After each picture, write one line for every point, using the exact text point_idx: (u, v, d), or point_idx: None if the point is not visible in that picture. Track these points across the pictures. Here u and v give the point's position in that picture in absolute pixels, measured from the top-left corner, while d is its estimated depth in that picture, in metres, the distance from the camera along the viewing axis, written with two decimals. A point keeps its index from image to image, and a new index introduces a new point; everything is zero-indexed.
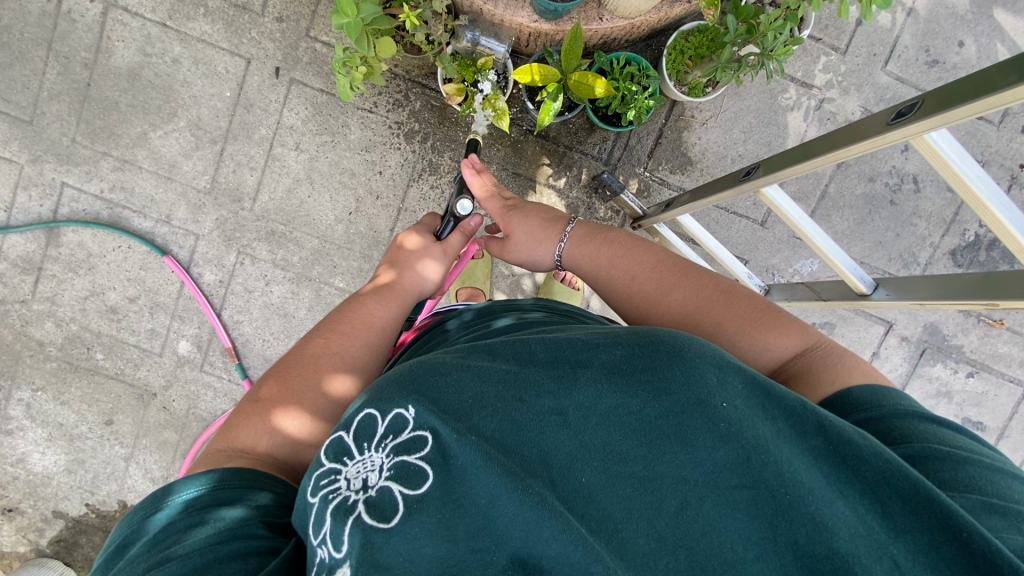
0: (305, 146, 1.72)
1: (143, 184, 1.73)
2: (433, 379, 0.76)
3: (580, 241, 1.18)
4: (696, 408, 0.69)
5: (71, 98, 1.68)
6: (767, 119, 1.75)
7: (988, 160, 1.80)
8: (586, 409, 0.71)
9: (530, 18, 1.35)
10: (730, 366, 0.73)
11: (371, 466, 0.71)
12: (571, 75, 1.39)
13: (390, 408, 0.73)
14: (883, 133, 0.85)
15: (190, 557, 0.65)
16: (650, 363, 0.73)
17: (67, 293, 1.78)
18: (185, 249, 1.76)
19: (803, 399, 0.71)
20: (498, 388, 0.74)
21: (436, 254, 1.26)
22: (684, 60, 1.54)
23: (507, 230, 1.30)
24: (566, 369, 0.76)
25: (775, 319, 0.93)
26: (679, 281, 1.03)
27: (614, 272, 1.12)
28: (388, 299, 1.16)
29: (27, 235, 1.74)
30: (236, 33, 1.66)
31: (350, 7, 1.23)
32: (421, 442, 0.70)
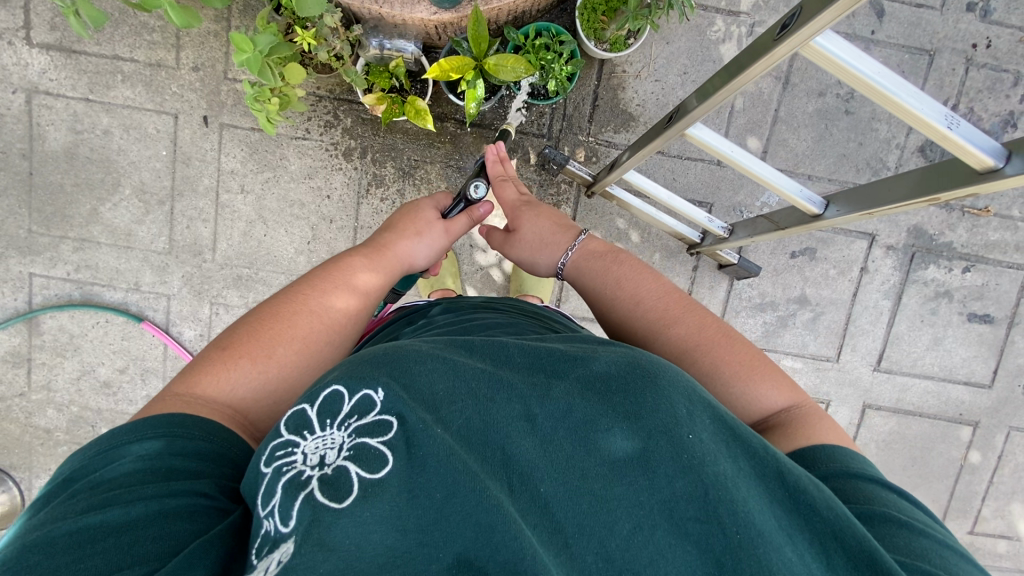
0: (250, 187, 1.73)
1: (106, 258, 1.76)
2: (410, 364, 0.75)
3: (591, 253, 1.19)
4: (664, 436, 0.68)
5: (19, 191, 1.71)
6: (700, 57, 1.70)
7: (939, 48, 1.73)
8: (556, 420, 0.70)
9: (428, 12, 1.31)
10: (704, 404, 0.73)
11: (330, 443, 0.71)
12: (481, 59, 1.37)
13: (359, 388, 0.73)
14: (772, 49, 0.83)
15: (138, 505, 0.68)
16: (626, 385, 0.73)
17: (61, 378, 1.82)
18: (160, 311, 1.79)
19: (765, 443, 0.72)
20: (472, 384, 0.73)
21: (436, 231, 1.26)
22: (598, 17, 1.50)
23: (516, 224, 1.29)
24: (540, 379, 0.75)
25: (770, 372, 0.95)
26: (682, 316, 1.03)
27: (620, 291, 1.11)
28: (376, 266, 1.15)
29: (10, 331, 1.79)
30: (158, 92, 1.67)
31: (245, 42, 1.22)
32: (385, 426, 0.70)
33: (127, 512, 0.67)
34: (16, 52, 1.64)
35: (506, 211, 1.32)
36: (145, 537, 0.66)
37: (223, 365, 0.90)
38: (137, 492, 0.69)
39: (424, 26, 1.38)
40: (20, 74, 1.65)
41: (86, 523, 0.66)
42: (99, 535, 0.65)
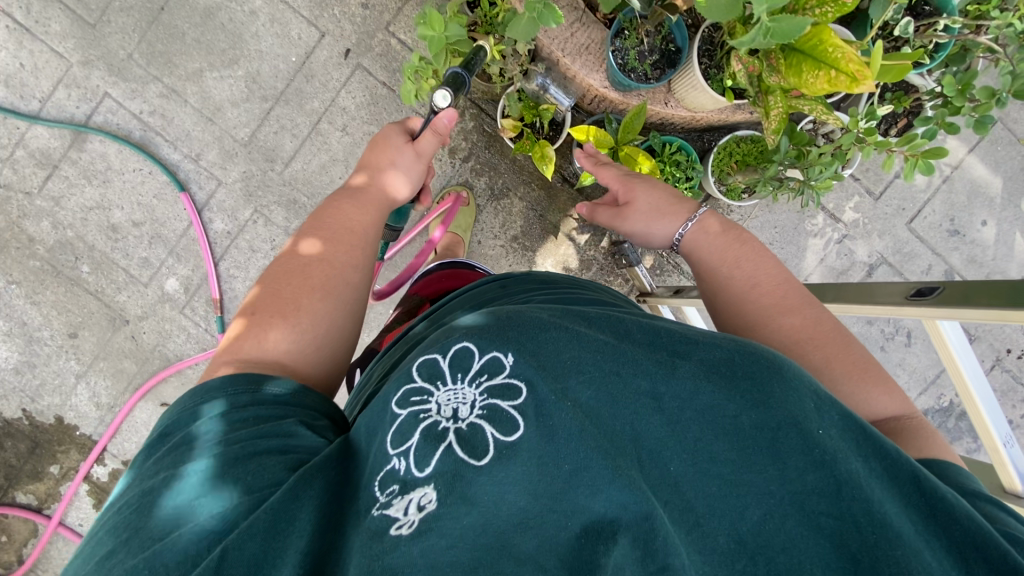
0: (352, 130, 1.73)
1: (183, 118, 1.73)
2: (537, 331, 0.71)
3: (714, 229, 1.08)
4: (792, 428, 0.62)
5: (141, 16, 1.68)
6: (789, 237, 1.81)
7: (979, 336, 1.87)
8: (682, 400, 0.65)
9: (601, 83, 1.40)
10: (828, 402, 0.66)
11: (462, 398, 0.68)
12: (624, 146, 1.43)
13: (488, 349, 0.70)
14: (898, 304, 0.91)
15: (227, 443, 0.67)
16: (751, 371, 0.67)
17: (74, 199, 1.76)
18: (204, 191, 1.76)
19: (897, 448, 0.64)
20: (597, 355, 0.68)
21: (408, 155, 1.17)
22: (730, 162, 1.60)
23: (628, 196, 1.20)
24: (662, 355, 0.69)
25: (880, 378, 0.86)
26: (802, 307, 0.94)
27: (734, 275, 1.02)
28: (364, 203, 1.10)
29: (52, 132, 1.73)
30: (320, 6, 1.68)
31: (438, 23, 1.26)
32: (514, 390, 0.66)
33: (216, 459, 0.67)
34: None
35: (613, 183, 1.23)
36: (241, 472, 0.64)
37: (259, 329, 0.88)
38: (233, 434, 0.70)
39: (588, 89, 1.46)
40: None
41: (190, 467, 0.66)
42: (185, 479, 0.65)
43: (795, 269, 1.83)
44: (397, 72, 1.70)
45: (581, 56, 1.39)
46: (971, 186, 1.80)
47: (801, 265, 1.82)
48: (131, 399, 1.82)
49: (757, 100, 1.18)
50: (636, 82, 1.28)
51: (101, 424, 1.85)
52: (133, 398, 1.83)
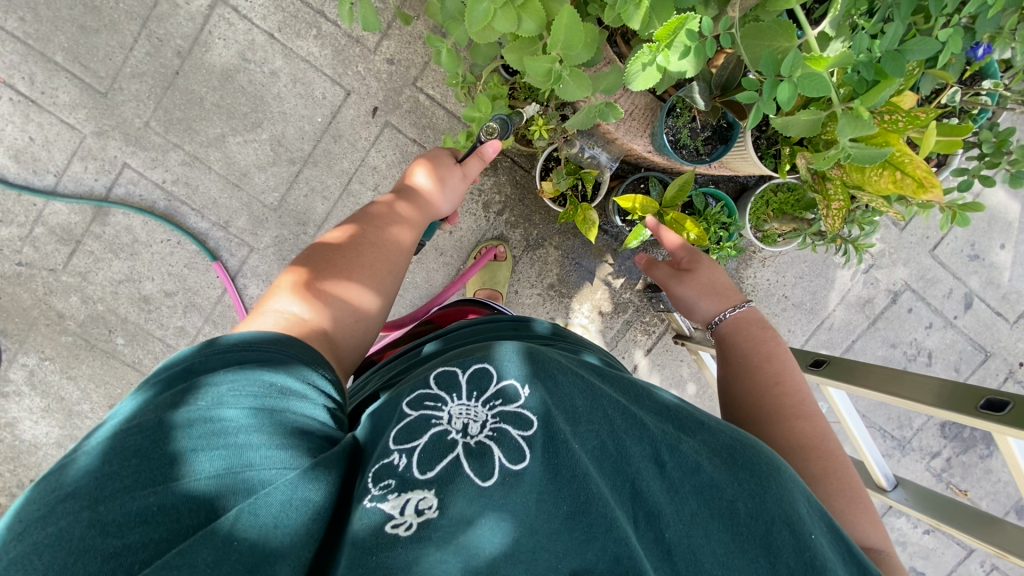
0: (384, 188, 1.70)
1: (209, 185, 1.68)
2: (553, 369, 0.71)
3: (755, 323, 1.10)
4: (787, 526, 0.65)
5: (155, 81, 1.62)
6: (818, 270, 1.87)
7: (996, 352, 1.95)
8: (685, 471, 0.67)
9: (645, 149, 1.32)
10: (817, 510, 0.70)
11: (474, 415, 0.67)
12: (669, 211, 1.41)
13: (509, 374, 0.70)
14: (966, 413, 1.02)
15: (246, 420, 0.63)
16: (752, 462, 0.69)
17: (101, 273, 1.71)
18: (236, 258, 1.73)
19: (874, 569, 0.68)
20: (610, 410, 0.69)
21: (456, 176, 1.24)
22: (767, 209, 1.60)
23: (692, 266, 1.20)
24: (669, 427, 0.71)
25: (866, 508, 0.86)
26: (813, 416, 0.94)
27: (763, 367, 1.01)
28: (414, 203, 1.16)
29: (73, 206, 1.67)
30: (343, 63, 1.62)
31: (485, 105, 1.21)
32: (526, 424, 0.65)
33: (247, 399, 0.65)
34: None
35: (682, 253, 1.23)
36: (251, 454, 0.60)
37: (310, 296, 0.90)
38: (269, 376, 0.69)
39: (630, 151, 1.41)
40: None
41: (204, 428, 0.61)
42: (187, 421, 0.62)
43: (823, 301, 1.89)
44: (428, 129, 1.66)
45: (625, 122, 1.29)
46: (990, 212, 1.86)
47: (829, 297, 1.88)
48: None
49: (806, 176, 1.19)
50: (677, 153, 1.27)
51: None
52: None
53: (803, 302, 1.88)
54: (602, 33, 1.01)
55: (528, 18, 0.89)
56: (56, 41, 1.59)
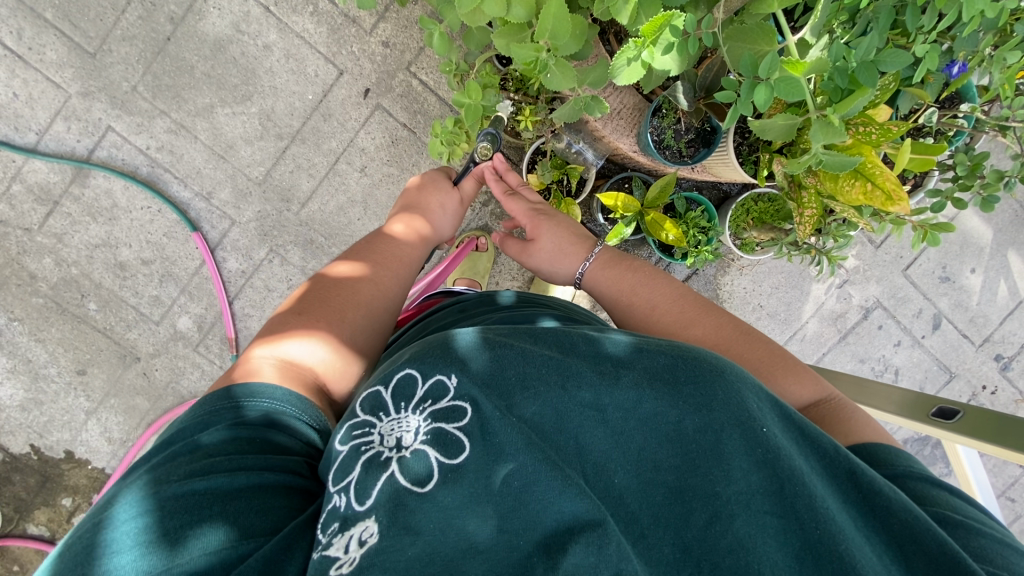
0: (370, 171, 1.70)
1: (194, 155, 1.67)
2: (480, 349, 0.72)
3: (605, 263, 1.12)
4: (735, 430, 0.64)
5: (146, 46, 1.60)
6: (794, 282, 1.90)
7: (959, 373, 2.00)
8: (626, 410, 0.67)
9: (631, 147, 1.34)
10: (768, 400, 0.68)
11: (406, 427, 0.69)
12: (650, 210, 1.43)
13: (432, 372, 0.71)
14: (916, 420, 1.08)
15: (235, 477, 0.66)
16: (694, 376, 0.68)
17: (78, 236, 1.69)
18: (217, 230, 1.71)
19: (836, 444, 0.67)
20: (541, 369, 0.69)
21: (453, 199, 1.30)
22: (746, 218, 1.62)
23: (534, 234, 1.21)
24: (607, 365, 0.70)
25: (790, 366, 0.88)
26: (700, 316, 0.97)
27: (637, 299, 1.05)
28: (416, 238, 1.19)
29: (53, 166, 1.65)
30: (338, 43, 1.62)
31: (475, 92, 1.19)
32: (459, 412, 0.68)
33: (189, 482, 0.65)
34: None
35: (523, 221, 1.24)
36: (244, 509, 0.64)
37: (304, 330, 0.90)
38: (187, 470, 0.66)
39: (616, 150, 1.42)
40: None
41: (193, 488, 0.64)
42: (106, 554, 0.60)
43: (797, 312, 1.92)
44: (418, 114, 1.67)
45: (613, 120, 1.30)
46: (962, 237, 1.91)
47: (803, 309, 1.92)
48: (145, 433, 1.76)
49: (783, 181, 1.21)
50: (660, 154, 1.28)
51: (113, 458, 1.78)
52: (147, 433, 1.76)
53: (777, 312, 1.92)
54: (591, 27, 1.03)
55: (518, 4, 0.89)
56: None
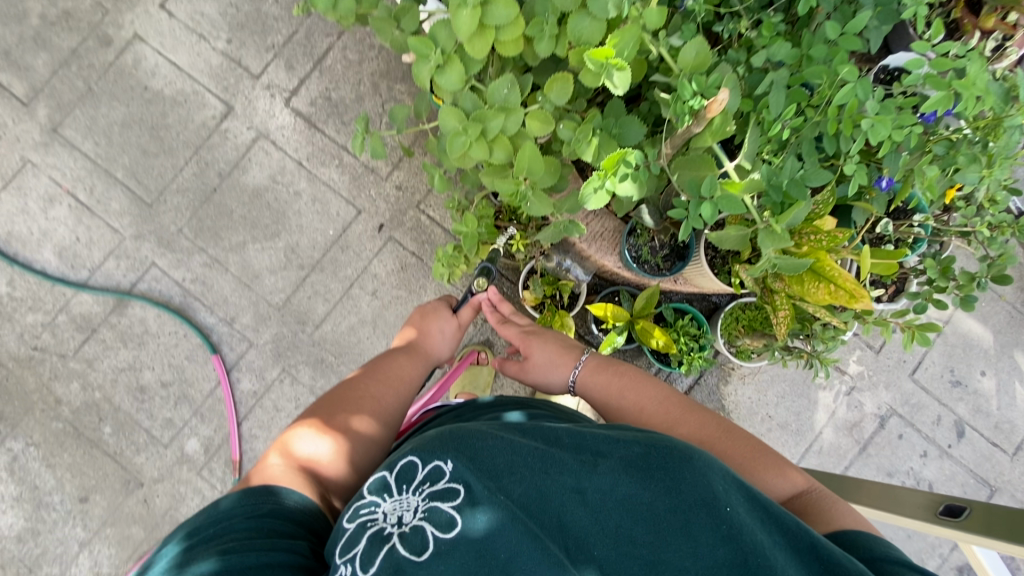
0: (381, 294, 1.85)
1: (223, 285, 1.85)
2: (472, 440, 0.74)
3: (593, 368, 1.16)
4: (704, 510, 0.66)
5: (195, 196, 1.88)
6: (799, 390, 1.88)
7: (1000, 487, 1.86)
8: (604, 494, 0.68)
9: (615, 264, 1.46)
10: (734, 479, 0.70)
11: (406, 505, 0.69)
12: (639, 319, 1.51)
13: (431, 458, 0.73)
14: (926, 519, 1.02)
15: (247, 555, 0.66)
16: (665, 463, 0.70)
17: (107, 361, 1.82)
18: (235, 352, 1.83)
19: (799, 519, 0.69)
20: (525, 458, 0.71)
21: (451, 323, 1.35)
22: (737, 325, 1.68)
23: (527, 352, 1.28)
24: (586, 453, 0.72)
25: (772, 459, 0.88)
26: (683, 416, 0.98)
27: (622, 404, 1.07)
28: (416, 358, 1.22)
29: (98, 298, 1.84)
30: (358, 187, 1.88)
31: (472, 222, 1.33)
32: (455, 493, 0.68)
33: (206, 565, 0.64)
34: (272, 104, 1.89)
35: (515, 341, 1.32)
36: None
37: (309, 434, 0.94)
38: (206, 553, 0.66)
39: (603, 266, 1.54)
40: (262, 119, 1.89)
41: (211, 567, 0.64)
42: None
43: (809, 422, 1.87)
44: (426, 243, 1.86)
45: (598, 241, 1.46)
46: (964, 339, 1.91)
47: (814, 418, 1.87)
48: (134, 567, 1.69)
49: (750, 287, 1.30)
50: (641, 269, 1.41)
51: None
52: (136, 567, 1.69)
53: (788, 422, 1.87)
54: (565, 165, 1.20)
55: (499, 148, 1.05)
56: (120, 162, 1.88)
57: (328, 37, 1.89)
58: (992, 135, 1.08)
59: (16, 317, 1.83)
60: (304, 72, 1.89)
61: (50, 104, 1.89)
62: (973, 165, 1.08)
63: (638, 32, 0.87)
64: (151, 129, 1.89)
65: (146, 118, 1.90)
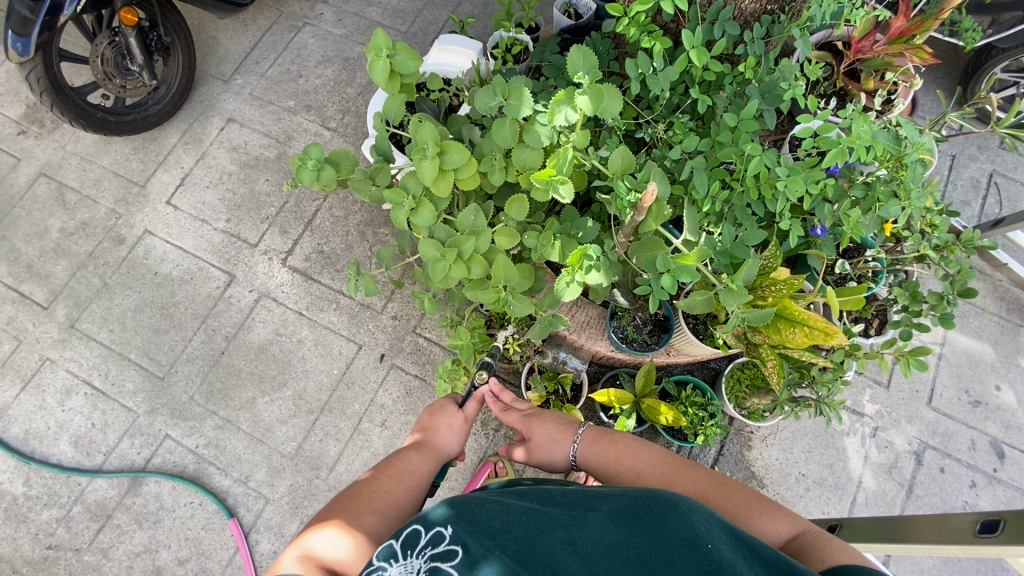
0: (390, 423, 1.87)
1: (235, 444, 1.88)
2: (471, 505, 0.80)
3: (592, 439, 1.20)
4: (687, 547, 0.70)
5: (204, 361, 1.98)
6: (825, 441, 1.84)
7: None
8: (593, 541, 0.73)
9: (607, 347, 1.54)
10: (717, 523, 0.75)
11: (410, 569, 0.73)
12: (644, 397, 1.54)
13: (434, 524, 0.77)
14: (972, 544, 0.97)
15: None
16: (650, 510, 0.76)
17: (122, 546, 1.77)
18: (252, 512, 1.80)
19: (780, 555, 0.72)
20: (522, 517, 0.77)
21: (458, 419, 1.34)
22: (741, 386, 1.69)
23: (528, 434, 1.31)
24: (577, 510, 0.79)
25: (764, 504, 0.91)
26: (678, 475, 1.03)
27: (623, 471, 1.11)
28: (427, 454, 1.21)
29: (111, 481, 1.84)
30: (356, 324, 1.99)
31: (466, 334, 1.41)
32: (453, 554, 0.73)
33: None
34: (270, 266, 2.08)
35: (518, 425, 1.35)
36: None
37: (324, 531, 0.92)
38: None
39: (596, 353, 1.62)
40: (262, 281, 2.06)
41: None
42: None
43: (844, 473, 1.81)
44: (427, 364, 1.94)
45: (586, 330, 1.55)
46: (967, 357, 1.92)
47: (849, 467, 1.81)
48: None
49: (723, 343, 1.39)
50: (631, 346, 1.48)
51: None
52: None
53: (824, 477, 1.81)
54: (539, 268, 1.33)
55: (476, 265, 1.18)
56: (133, 343, 2.01)
57: (315, 201, 2.14)
58: (900, 172, 1.26)
59: (31, 516, 1.82)
60: (297, 233, 2.11)
61: (69, 303, 2.06)
62: (892, 200, 1.23)
63: (571, 152, 1.04)
64: (162, 308, 2.05)
65: (156, 299, 2.06)
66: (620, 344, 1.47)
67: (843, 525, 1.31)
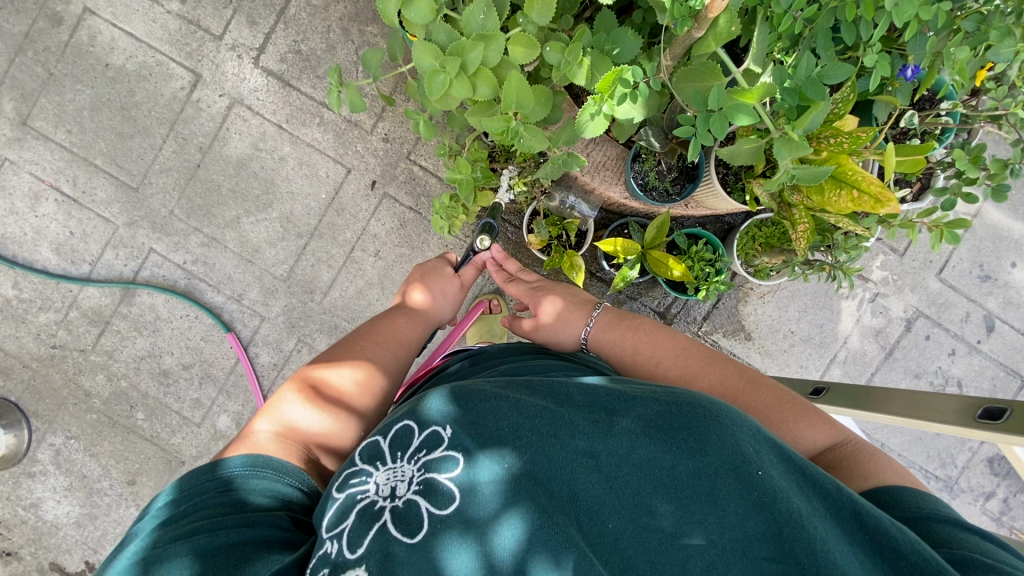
0: (384, 254, 1.80)
1: (224, 262, 1.82)
2: (478, 403, 0.77)
3: (605, 325, 1.15)
4: (731, 472, 0.67)
5: (180, 174, 1.81)
6: (822, 302, 1.83)
7: None
8: (620, 457, 0.70)
9: (621, 195, 1.39)
10: (765, 440, 0.71)
11: (400, 476, 0.73)
12: (653, 249, 1.43)
13: (428, 425, 0.76)
14: (970, 427, 0.96)
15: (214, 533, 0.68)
16: (687, 421, 0.72)
17: (127, 350, 1.83)
18: (248, 328, 1.82)
19: (839, 484, 0.69)
20: (535, 420, 0.73)
21: (451, 284, 1.36)
22: (754, 244, 1.60)
23: (535, 308, 1.28)
24: (601, 416, 0.74)
25: (802, 411, 0.88)
26: (702, 369, 0.99)
27: (639, 358, 1.06)
28: (415, 321, 1.22)
29: (103, 290, 1.83)
30: (344, 144, 1.79)
31: (466, 167, 1.23)
32: (452, 462, 0.72)
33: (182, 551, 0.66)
34: (240, 65, 1.78)
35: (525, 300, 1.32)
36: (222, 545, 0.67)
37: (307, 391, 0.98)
38: (178, 535, 0.69)
39: (608, 199, 1.48)
40: (234, 84, 1.79)
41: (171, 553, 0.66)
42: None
43: (833, 333, 1.84)
44: (422, 197, 1.79)
45: (600, 172, 1.38)
46: (994, 230, 1.82)
47: (838, 329, 1.83)
48: None
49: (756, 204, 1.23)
50: (646, 196, 1.34)
51: None
52: None
53: (812, 335, 1.84)
54: (556, 93, 1.10)
55: (483, 83, 0.97)
56: (96, 147, 1.81)
57: None
58: None
59: (29, 318, 1.84)
60: (268, 25, 1.76)
61: (14, 96, 1.80)
62: (1007, 41, 0.96)
63: None
64: (121, 108, 1.80)
65: (114, 97, 1.80)
66: (636, 193, 1.32)
67: (828, 389, 1.32)
